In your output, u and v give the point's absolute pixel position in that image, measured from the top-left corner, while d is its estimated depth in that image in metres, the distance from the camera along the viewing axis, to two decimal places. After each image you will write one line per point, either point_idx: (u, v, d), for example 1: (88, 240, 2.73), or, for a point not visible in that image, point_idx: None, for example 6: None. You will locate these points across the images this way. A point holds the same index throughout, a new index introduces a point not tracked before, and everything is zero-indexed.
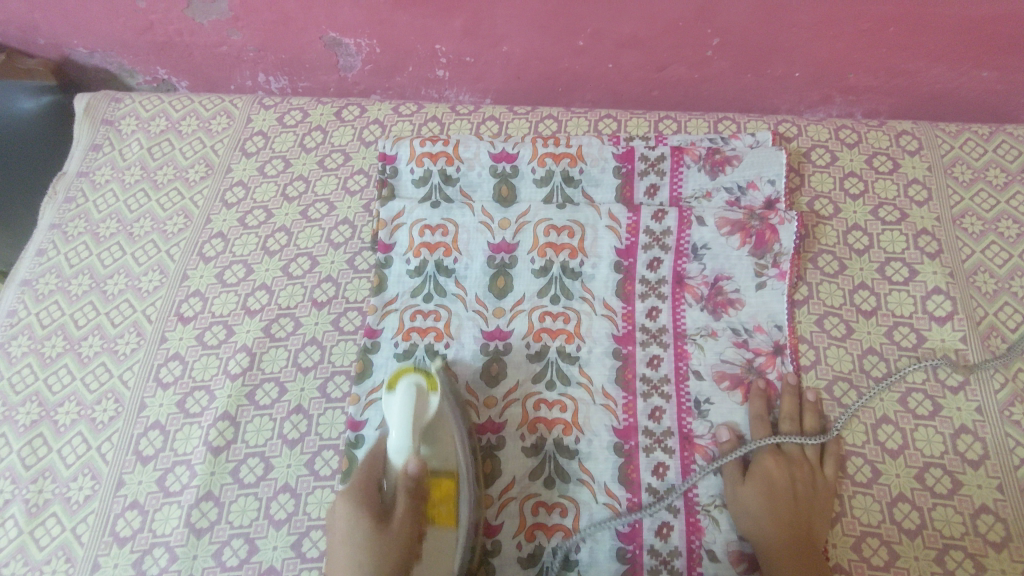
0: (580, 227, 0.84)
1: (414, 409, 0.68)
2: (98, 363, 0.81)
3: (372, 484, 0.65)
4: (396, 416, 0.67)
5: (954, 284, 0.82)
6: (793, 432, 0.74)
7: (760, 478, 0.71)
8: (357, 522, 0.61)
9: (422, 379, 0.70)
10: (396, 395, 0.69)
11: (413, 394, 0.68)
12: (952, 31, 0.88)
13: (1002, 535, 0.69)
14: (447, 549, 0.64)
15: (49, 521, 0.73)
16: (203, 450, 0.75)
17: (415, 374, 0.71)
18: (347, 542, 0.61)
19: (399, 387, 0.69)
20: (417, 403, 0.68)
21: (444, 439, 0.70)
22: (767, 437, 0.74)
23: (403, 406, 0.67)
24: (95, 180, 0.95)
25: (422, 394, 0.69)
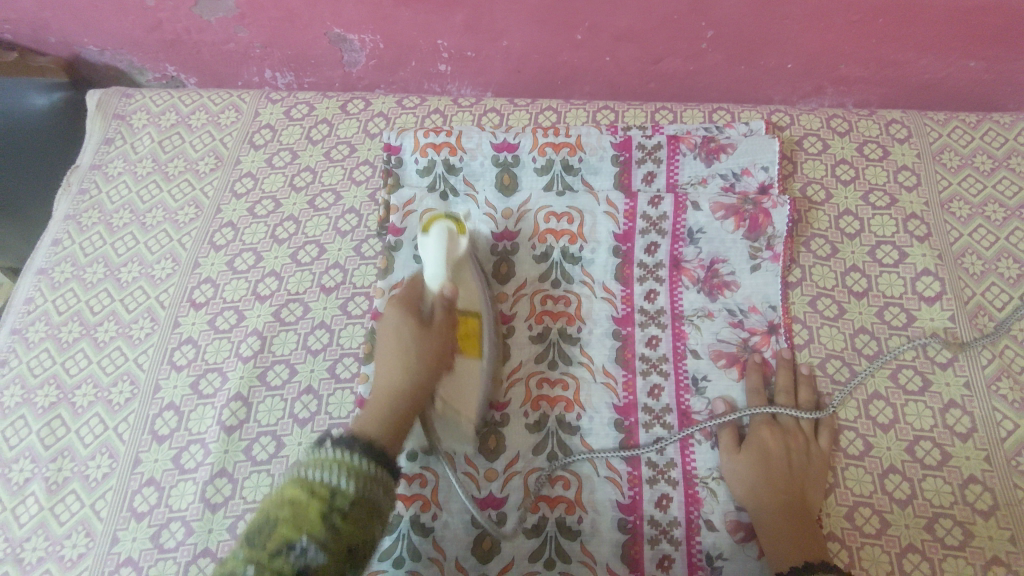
0: (579, 214, 0.87)
1: (448, 250, 0.74)
2: (113, 347, 0.84)
3: (412, 301, 0.73)
4: (432, 253, 0.73)
5: (942, 266, 0.85)
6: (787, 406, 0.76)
7: (757, 450, 0.73)
8: (404, 329, 0.70)
9: (453, 225, 0.76)
10: (431, 236, 0.74)
11: (447, 238, 0.74)
12: (938, 22, 0.90)
13: (990, 503, 0.71)
14: (474, 372, 0.75)
15: (68, 498, 0.75)
16: (216, 429, 0.77)
17: (448, 221, 0.76)
18: (393, 346, 0.70)
19: (434, 229, 0.74)
20: (451, 245, 0.74)
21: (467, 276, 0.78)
22: (763, 411, 0.76)
23: (438, 246, 0.73)
24: (108, 173, 0.98)
25: (455, 237, 0.75)
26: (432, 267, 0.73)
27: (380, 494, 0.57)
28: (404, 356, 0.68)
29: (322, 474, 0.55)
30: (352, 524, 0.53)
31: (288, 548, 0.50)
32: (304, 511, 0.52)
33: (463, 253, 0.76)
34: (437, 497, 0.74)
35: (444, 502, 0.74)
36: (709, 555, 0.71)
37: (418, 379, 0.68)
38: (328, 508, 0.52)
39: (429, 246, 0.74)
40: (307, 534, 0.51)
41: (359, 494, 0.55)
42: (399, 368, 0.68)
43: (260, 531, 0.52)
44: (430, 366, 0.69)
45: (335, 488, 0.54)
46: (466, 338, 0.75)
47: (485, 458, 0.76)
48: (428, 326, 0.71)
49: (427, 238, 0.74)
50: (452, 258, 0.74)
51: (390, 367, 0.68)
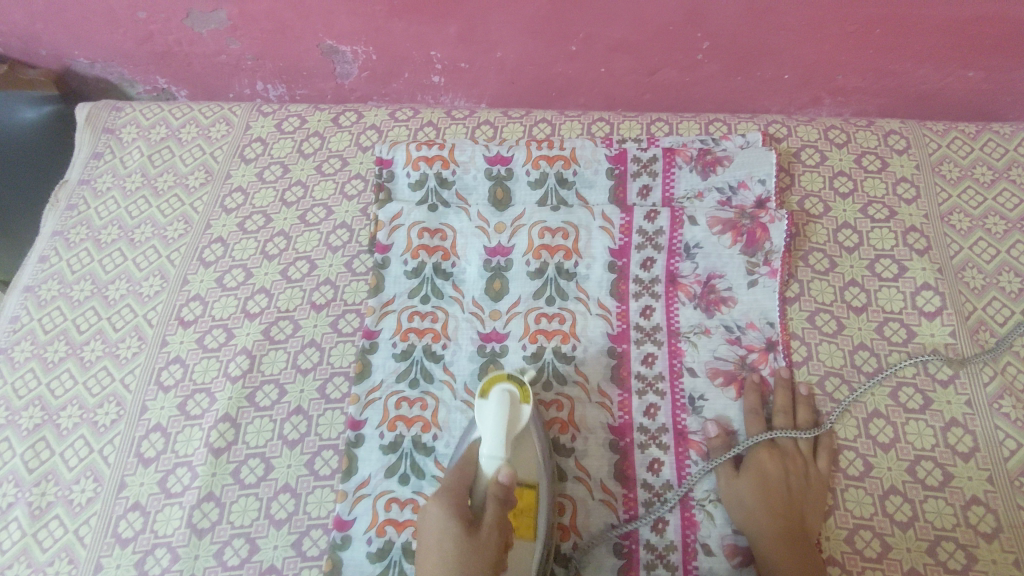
0: (574, 229, 0.85)
1: (507, 420, 0.67)
2: (100, 367, 0.82)
3: (462, 490, 0.63)
4: (491, 426, 0.67)
5: (943, 280, 0.83)
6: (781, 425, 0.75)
7: (756, 473, 0.72)
8: (448, 533, 0.59)
9: (515, 388, 0.70)
10: (490, 404, 0.69)
11: (508, 404, 0.68)
12: (937, 32, 0.89)
13: (993, 526, 0.70)
14: (526, 563, 0.65)
15: (52, 523, 0.73)
16: (204, 451, 0.76)
17: (510, 385, 0.70)
18: (436, 555, 0.58)
19: (494, 395, 0.69)
20: (511, 414, 0.68)
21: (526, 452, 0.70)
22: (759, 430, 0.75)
23: (498, 418, 0.67)
24: (96, 188, 0.97)
25: (517, 406, 0.69)
26: (490, 446, 0.65)
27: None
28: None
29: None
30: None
31: None
32: None
33: (525, 427, 0.69)
34: None
35: None
36: None
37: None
38: None
39: (487, 417, 0.68)
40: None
41: None
42: None
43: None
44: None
45: None
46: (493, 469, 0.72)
47: None
48: (479, 528, 0.60)
49: (485, 406, 0.69)
50: (513, 432, 0.67)
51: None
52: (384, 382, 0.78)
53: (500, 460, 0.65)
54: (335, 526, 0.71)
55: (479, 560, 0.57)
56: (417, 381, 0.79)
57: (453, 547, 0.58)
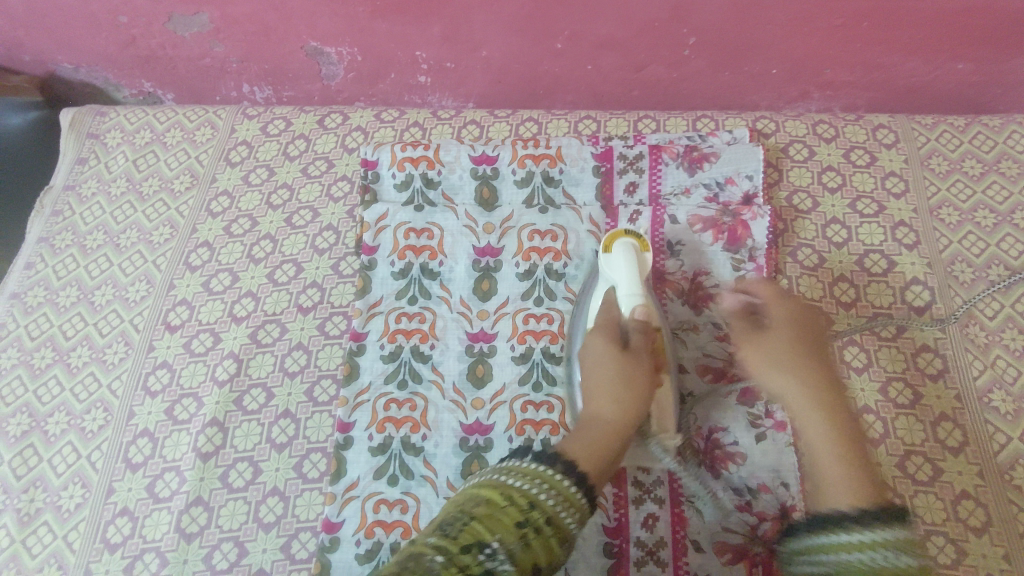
0: (563, 232, 0.85)
1: (637, 261, 0.73)
2: (86, 373, 0.82)
3: (610, 324, 0.70)
4: (621, 269, 0.72)
5: (932, 274, 0.83)
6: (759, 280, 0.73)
7: (790, 337, 0.68)
8: (608, 355, 0.67)
9: (636, 240, 0.75)
10: (617, 251, 0.73)
11: (634, 250, 0.73)
12: (923, 24, 0.89)
13: (984, 520, 0.69)
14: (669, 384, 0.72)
15: (40, 530, 0.73)
16: (191, 456, 0.76)
17: (629, 238, 0.75)
18: (598, 377, 0.67)
19: (617, 246, 0.74)
20: (638, 257, 0.73)
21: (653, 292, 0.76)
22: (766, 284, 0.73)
23: (628, 264, 0.72)
24: (82, 194, 0.96)
25: (640, 252, 0.74)
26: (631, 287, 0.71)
27: (572, 522, 0.55)
28: (618, 382, 0.66)
29: (525, 484, 0.54)
30: (540, 542, 0.52)
31: (478, 546, 0.49)
32: (501, 509, 0.52)
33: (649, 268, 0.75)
34: (419, 523, 0.71)
35: (426, 527, 0.71)
36: None
37: (630, 407, 0.64)
38: (524, 514, 0.52)
39: (619, 265, 0.73)
40: (500, 537, 0.50)
41: (553, 513, 0.53)
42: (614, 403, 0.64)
43: (453, 522, 0.51)
44: (643, 388, 0.66)
45: (531, 499, 0.53)
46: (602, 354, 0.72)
47: (468, 483, 0.73)
48: (632, 351, 0.68)
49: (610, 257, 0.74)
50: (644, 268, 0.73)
51: (606, 393, 0.65)
52: (372, 384, 0.78)
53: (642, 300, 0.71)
54: (324, 528, 0.71)
55: (639, 370, 0.67)
56: (405, 381, 0.78)
57: (612, 361, 0.67)
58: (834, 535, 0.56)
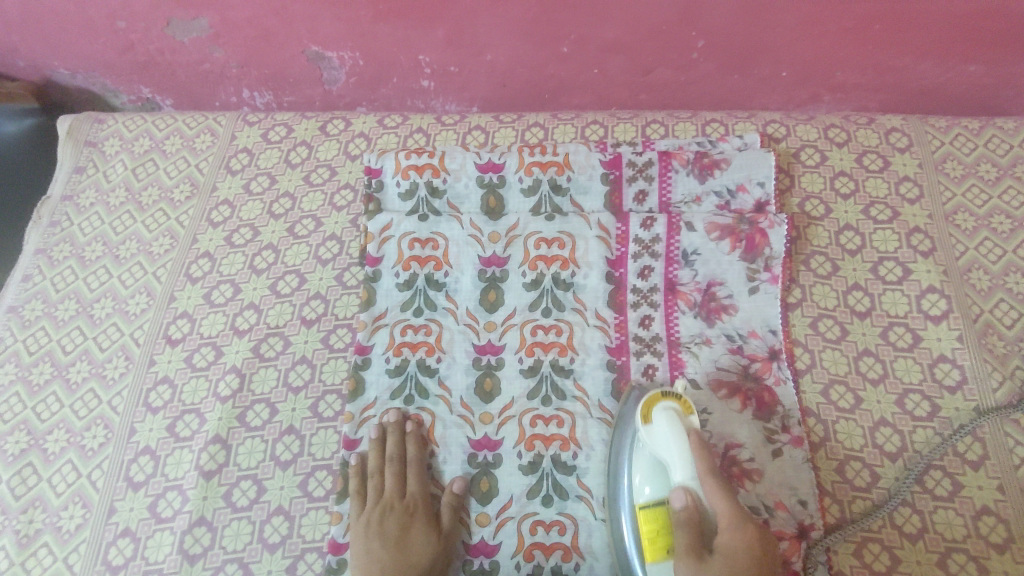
0: (571, 239, 0.82)
1: (683, 434, 0.65)
2: (86, 389, 0.81)
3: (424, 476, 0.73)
4: (672, 446, 0.65)
5: (948, 282, 0.81)
6: (705, 475, 0.63)
7: (726, 567, 0.59)
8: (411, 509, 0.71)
9: (676, 404, 0.67)
10: (659, 424, 0.66)
11: (679, 421, 0.66)
12: (937, 25, 0.87)
13: (1005, 536, 0.68)
14: None
15: (41, 551, 0.72)
16: (194, 474, 0.74)
17: (671, 399, 0.68)
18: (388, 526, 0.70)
19: (657, 417, 0.66)
20: (683, 428, 0.65)
21: (704, 459, 0.64)
22: (714, 480, 0.63)
23: (679, 442, 0.65)
24: (79, 204, 0.94)
25: (684, 420, 0.66)
26: (682, 471, 0.64)
27: None
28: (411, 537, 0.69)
29: None
30: None
31: None
32: None
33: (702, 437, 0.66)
34: None
35: None
36: None
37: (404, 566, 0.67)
38: None
39: (664, 441, 0.65)
40: None
41: None
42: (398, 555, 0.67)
43: None
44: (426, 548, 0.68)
45: None
46: (657, 539, 0.64)
47: (476, 502, 0.72)
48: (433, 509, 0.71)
49: (653, 430, 0.66)
50: (697, 443, 0.65)
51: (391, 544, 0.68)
52: (379, 399, 0.77)
53: (693, 492, 0.63)
54: (331, 549, 0.70)
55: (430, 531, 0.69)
56: (411, 397, 0.77)
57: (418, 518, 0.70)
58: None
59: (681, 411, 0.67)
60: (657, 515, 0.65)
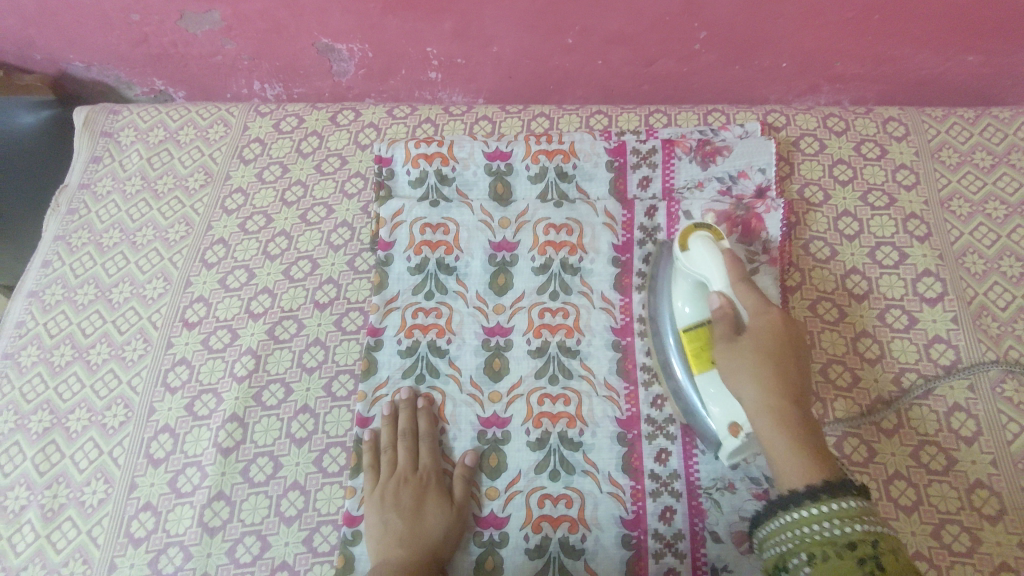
0: (578, 225, 0.85)
1: (716, 251, 0.71)
2: (106, 370, 0.83)
3: (437, 452, 0.76)
4: (705, 262, 0.71)
5: (943, 266, 0.84)
6: (736, 280, 0.69)
7: (753, 344, 0.66)
8: (425, 483, 0.74)
9: (707, 232, 0.73)
10: (693, 246, 0.72)
11: (711, 241, 0.72)
12: (933, 17, 0.89)
13: (998, 508, 0.70)
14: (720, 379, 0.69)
15: (65, 525, 0.74)
16: (213, 451, 0.77)
17: (703, 229, 0.73)
18: (403, 499, 0.72)
19: (691, 241, 0.73)
20: (715, 248, 0.71)
21: (734, 267, 0.70)
22: (744, 283, 0.69)
23: (711, 255, 0.70)
24: (97, 192, 0.97)
25: (717, 243, 0.72)
26: (716, 283, 0.70)
27: None
28: (425, 509, 0.72)
29: None
30: None
31: None
32: None
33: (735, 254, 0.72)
34: None
35: None
36: (714, 568, 0.69)
37: (418, 536, 0.70)
38: None
39: (698, 260, 0.71)
40: None
41: None
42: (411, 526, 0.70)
43: None
44: (439, 519, 0.71)
45: None
46: (701, 351, 0.71)
47: (486, 476, 0.75)
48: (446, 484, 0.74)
49: (688, 253, 0.73)
50: (728, 255, 0.70)
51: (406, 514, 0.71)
52: (391, 378, 0.79)
53: (727, 296, 0.69)
54: (345, 522, 0.72)
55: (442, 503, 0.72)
56: (423, 376, 0.79)
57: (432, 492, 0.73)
58: (786, 517, 0.59)
59: (713, 236, 0.73)
60: (699, 332, 0.72)
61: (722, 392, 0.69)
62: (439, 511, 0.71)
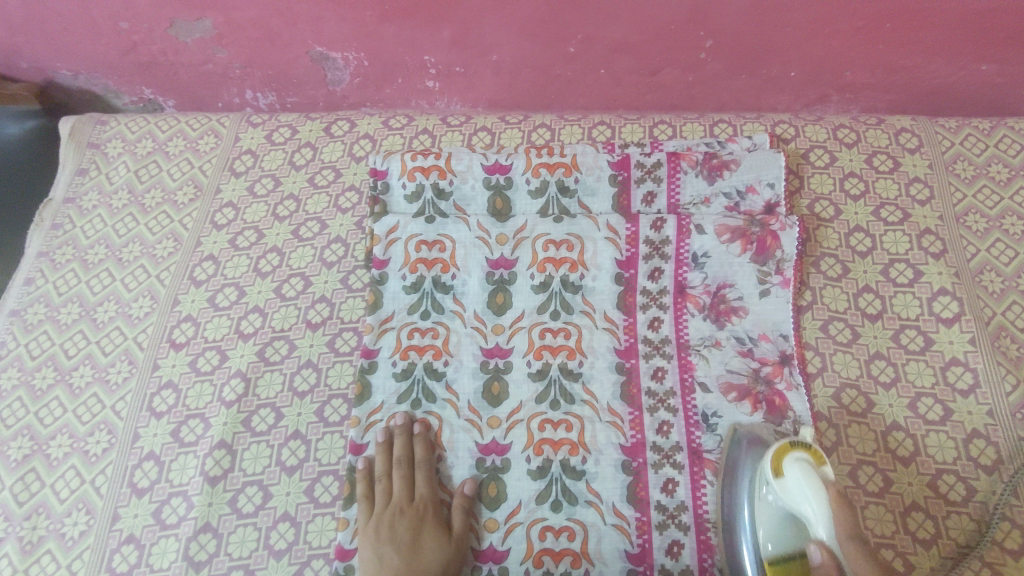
0: (579, 241, 0.82)
1: (819, 488, 0.61)
2: (89, 394, 0.80)
3: (436, 482, 0.73)
4: (807, 501, 0.61)
5: (960, 284, 0.80)
6: (844, 534, 0.59)
7: None
8: (424, 514, 0.70)
9: (807, 455, 0.64)
10: (791, 477, 0.63)
11: (812, 474, 0.62)
12: (948, 24, 0.86)
13: (1020, 542, 0.67)
14: None
15: (44, 559, 0.71)
16: (199, 480, 0.73)
17: (802, 450, 0.65)
18: (401, 532, 0.69)
19: (790, 470, 0.63)
20: (819, 481, 0.62)
21: (842, 518, 0.60)
22: (853, 542, 0.58)
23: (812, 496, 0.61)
24: (82, 206, 0.93)
25: (818, 470, 0.63)
26: (819, 529, 0.61)
27: None
28: (423, 543, 0.68)
29: None
30: None
31: None
32: None
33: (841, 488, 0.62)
34: None
35: None
36: None
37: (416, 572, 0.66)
38: None
39: (796, 495, 0.62)
40: None
41: None
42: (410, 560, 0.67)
43: None
44: (438, 554, 0.68)
45: None
46: None
47: (486, 507, 0.72)
48: (446, 517, 0.71)
49: (782, 482, 0.64)
50: (834, 497, 0.61)
51: (404, 549, 0.68)
52: (385, 403, 0.76)
53: (831, 550, 0.59)
54: (337, 556, 0.69)
55: (441, 538, 0.69)
56: (418, 401, 0.76)
57: (431, 524, 0.70)
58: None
59: (814, 460, 0.64)
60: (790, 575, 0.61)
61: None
62: (438, 546, 0.68)
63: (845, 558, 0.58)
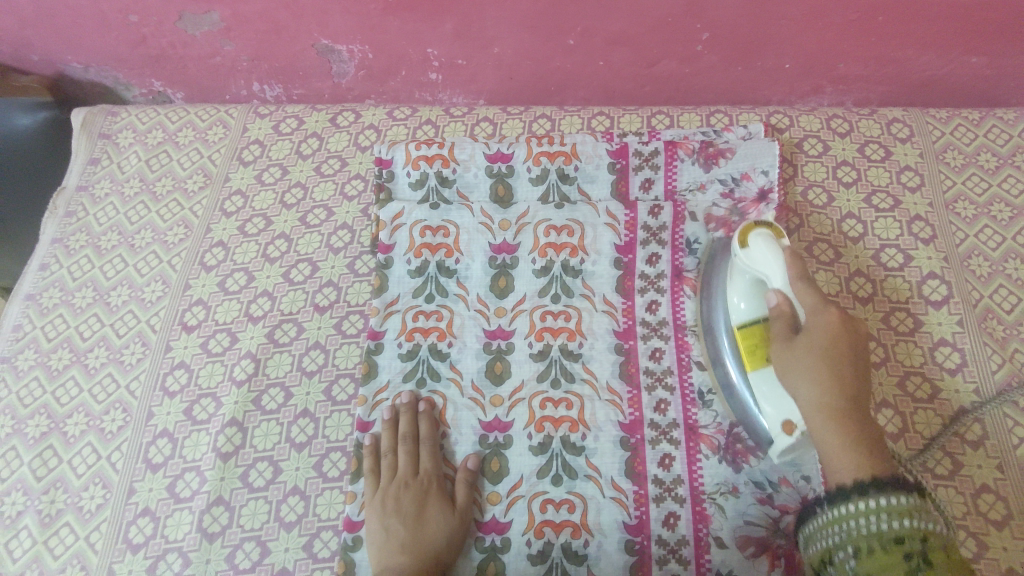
0: (579, 227, 0.84)
1: (778, 250, 0.68)
2: (104, 374, 0.82)
3: (439, 456, 0.75)
4: (765, 260, 0.68)
5: (949, 269, 0.83)
6: (795, 273, 0.66)
7: (813, 345, 0.63)
8: (428, 487, 0.73)
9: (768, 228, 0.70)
10: (752, 247, 0.69)
11: (772, 242, 0.68)
12: (938, 17, 0.88)
13: (1004, 514, 0.70)
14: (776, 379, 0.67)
15: (62, 531, 0.73)
16: (212, 456, 0.76)
17: (762, 226, 0.70)
18: (406, 504, 0.72)
19: (750, 239, 0.70)
20: (778, 246, 0.68)
21: (795, 267, 0.66)
22: (802, 283, 0.65)
23: (771, 255, 0.68)
24: (95, 194, 0.96)
25: (777, 239, 0.69)
26: (773, 279, 0.67)
27: None
28: (428, 513, 0.71)
29: None
30: None
31: None
32: None
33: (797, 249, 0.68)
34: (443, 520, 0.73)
35: None
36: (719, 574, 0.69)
37: (422, 540, 0.69)
38: None
39: (758, 257, 0.69)
40: None
41: None
42: (416, 531, 0.70)
43: None
44: (442, 525, 0.70)
45: None
46: (755, 349, 0.69)
47: (488, 481, 0.74)
48: (449, 490, 0.73)
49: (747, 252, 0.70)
50: (790, 254, 0.67)
51: (410, 518, 0.71)
52: (392, 382, 0.78)
53: (785, 294, 0.66)
54: (346, 527, 0.71)
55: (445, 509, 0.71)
56: (423, 380, 0.79)
57: (435, 496, 0.72)
58: (834, 512, 0.58)
59: (774, 233, 0.70)
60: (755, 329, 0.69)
61: (775, 392, 0.67)
62: (442, 517, 0.71)
63: (794, 296, 0.66)
